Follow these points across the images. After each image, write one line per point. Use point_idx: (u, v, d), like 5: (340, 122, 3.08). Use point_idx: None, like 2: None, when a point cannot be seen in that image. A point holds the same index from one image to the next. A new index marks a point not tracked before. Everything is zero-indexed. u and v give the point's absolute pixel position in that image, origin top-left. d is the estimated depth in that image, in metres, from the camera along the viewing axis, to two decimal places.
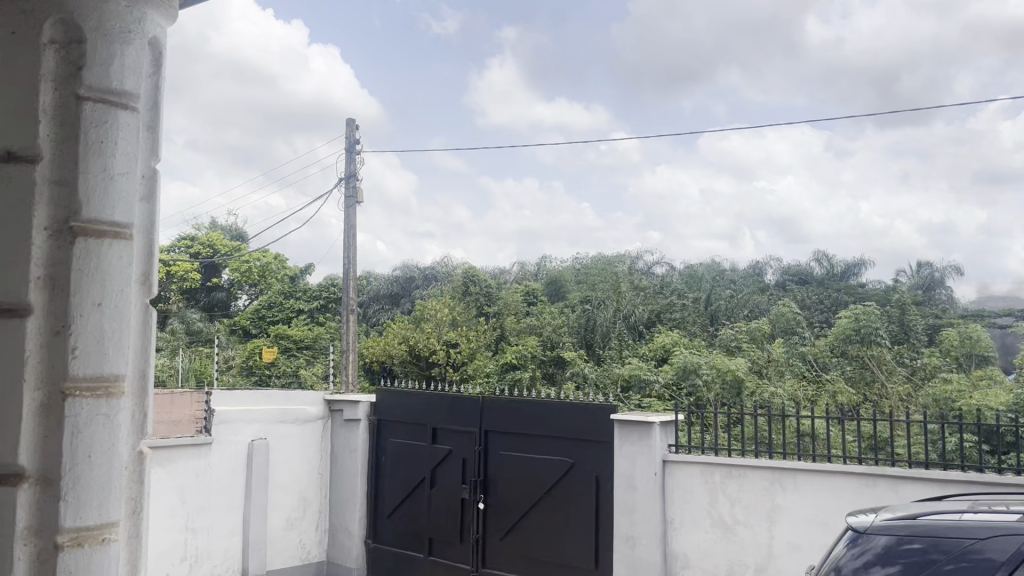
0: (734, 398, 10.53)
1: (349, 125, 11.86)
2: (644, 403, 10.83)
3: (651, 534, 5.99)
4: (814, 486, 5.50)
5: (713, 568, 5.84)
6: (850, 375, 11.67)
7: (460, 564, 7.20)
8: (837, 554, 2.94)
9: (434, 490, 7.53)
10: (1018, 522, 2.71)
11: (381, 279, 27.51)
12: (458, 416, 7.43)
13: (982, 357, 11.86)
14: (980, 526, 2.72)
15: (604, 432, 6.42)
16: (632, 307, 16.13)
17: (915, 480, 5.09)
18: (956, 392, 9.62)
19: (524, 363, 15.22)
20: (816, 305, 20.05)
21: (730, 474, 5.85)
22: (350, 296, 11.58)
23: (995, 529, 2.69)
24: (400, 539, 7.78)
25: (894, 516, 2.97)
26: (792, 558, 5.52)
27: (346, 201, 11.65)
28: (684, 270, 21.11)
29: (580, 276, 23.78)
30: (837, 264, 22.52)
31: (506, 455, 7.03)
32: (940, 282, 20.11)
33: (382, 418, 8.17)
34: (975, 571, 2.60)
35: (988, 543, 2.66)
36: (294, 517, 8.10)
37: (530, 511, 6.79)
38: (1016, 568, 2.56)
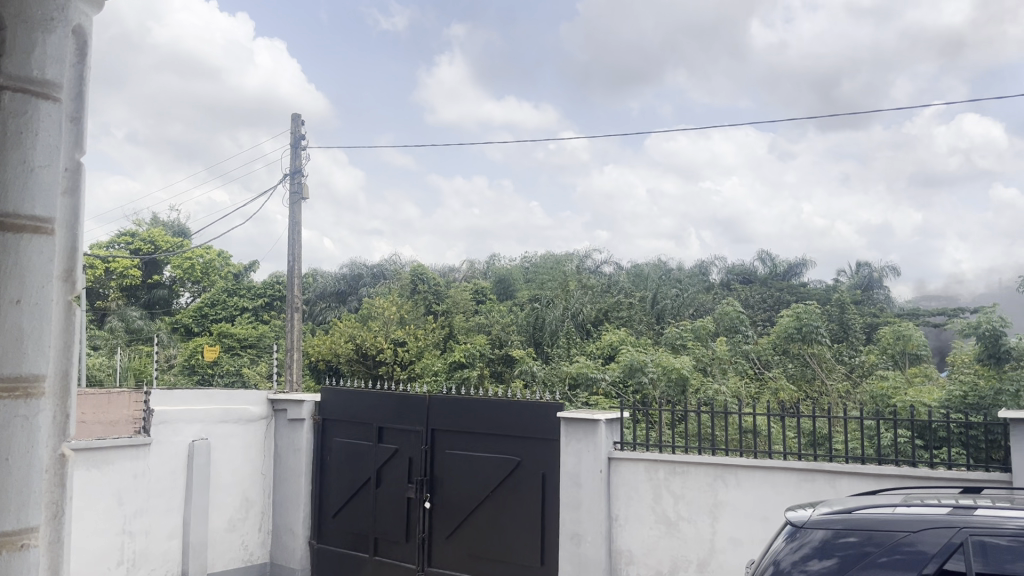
0: (680, 395, 10.65)
1: (295, 120, 11.71)
2: (590, 401, 10.89)
3: (596, 531, 6.02)
4: (755, 482, 5.59)
5: (657, 564, 5.91)
6: (791, 373, 11.88)
7: (405, 564, 7.14)
8: (776, 548, 2.98)
9: (379, 490, 7.46)
10: (948, 514, 2.78)
11: (328, 276, 27.22)
12: (405, 415, 7.37)
13: (916, 355, 12.16)
14: (911, 519, 2.79)
15: (550, 430, 6.44)
16: (580, 305, 16.16)
17: (851, 474, 5.22)
18: (892, 388, 9.88)
19: (472, 362, 15.20)
20: (760, 304, 20.45)
21: (673, 471, 5.92)
22: (294, 293, 11.41)
23: (926, 522, 2.76)
24: (344, 540, 7.69)
25: (831, 510, 3.03)
26: (733, 553, 5.60)
27: (291, 197, 11.49)
28: (630, 270, 21.33)
29: (528, 275, 23.84)
30: (779, 264, 22.95)
31: (452, 454, 7.00)
32: (878, 282, 20.65)
33: (327, 417, 8.07)
34: (908, 563, 2.68)
35: (920, 536, 2.73)
36: (236, 518, 7.96)
37: (476, 510, 6.78)
38: (944, 561, 2.64)
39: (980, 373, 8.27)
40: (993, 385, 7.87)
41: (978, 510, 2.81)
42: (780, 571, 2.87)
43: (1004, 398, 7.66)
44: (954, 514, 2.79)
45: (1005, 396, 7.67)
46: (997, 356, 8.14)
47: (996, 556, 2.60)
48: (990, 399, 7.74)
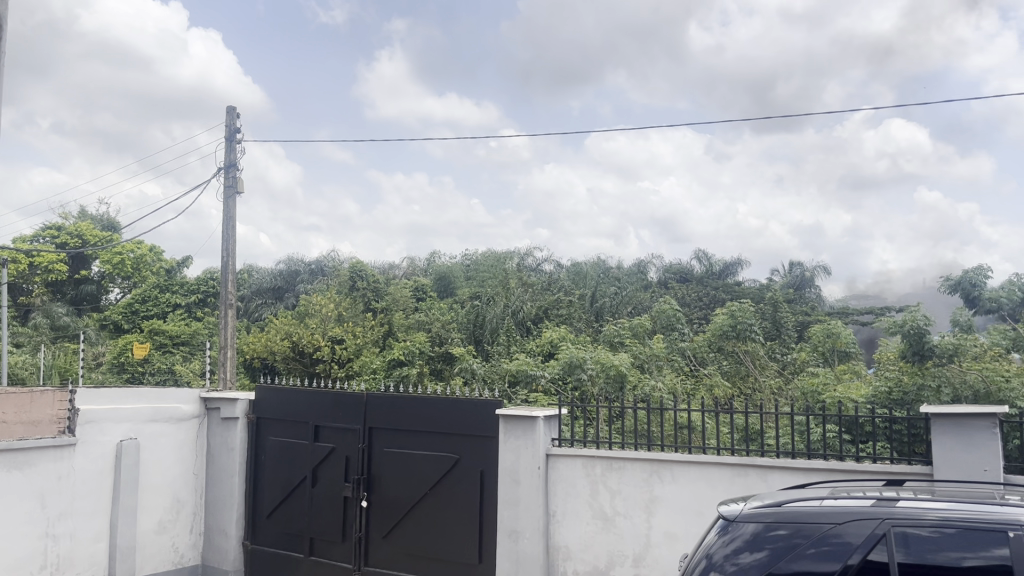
0: (618, 392, 10.74)
1: (230, 113, 11.47)
2: (530, 398, 10.90)
3: (534, 527, 6.04)
4: (689, 477, 5.68)
5: (593, 559, 5.96)
6: (726, 370, 12.12)
7: (341, 564, 7.06)
8: (709, 542, 3.03)
9: (316, 489, 7.35)
10: (872, 507, 2.86)
11: (265, 272, 26.76)
12: (341, 414, 7.29)
13: (845, 352, 12.49)
14: (837, 511, 2.87)
15: (488, 427, 6.44)
16: (520, 303, 16.13)
17: (782, 469, 5.35)
18: (822, 385, 10.14)
19: (411, 360, 15.07)
20: (696, 302, 20.81)
21: (610, 467, 5.99)
22: (228, 290, 11.17)
23: (851, 514, 2.83)
24: (279, 540, 7.57)
25: (761, 504, 3.09)
26: (668, 547, 5.69)
27: (226, 190, 11.25)
28: (570, 267, 21.49)
29: (468, 272, 23.84)
30: (715, 263, 23.39)
31: (389, 452, 6.94)
32: (810, 281, 21.22)
33: (261, 416, 7.94)
34: (834, 554, 2.75)
35: (846, 527, 2.80)
36: (166, 520, 7.76)
37: (413, 509, 6.73)
38: (869, 551, 2.72)
39: (905, 369, 8.52)
40: (917, 381, 8.16)
41: (900, 502, 2.89)
42: (713, 565, 2.92)
43: (927, 394, 7.94)
44: (878, 506, 2.87)
45: (927, 391, 7.95)
46: (921, 352, 8.39)
47: (917, 545, 2.68)
48: (914, 395, 8.04)
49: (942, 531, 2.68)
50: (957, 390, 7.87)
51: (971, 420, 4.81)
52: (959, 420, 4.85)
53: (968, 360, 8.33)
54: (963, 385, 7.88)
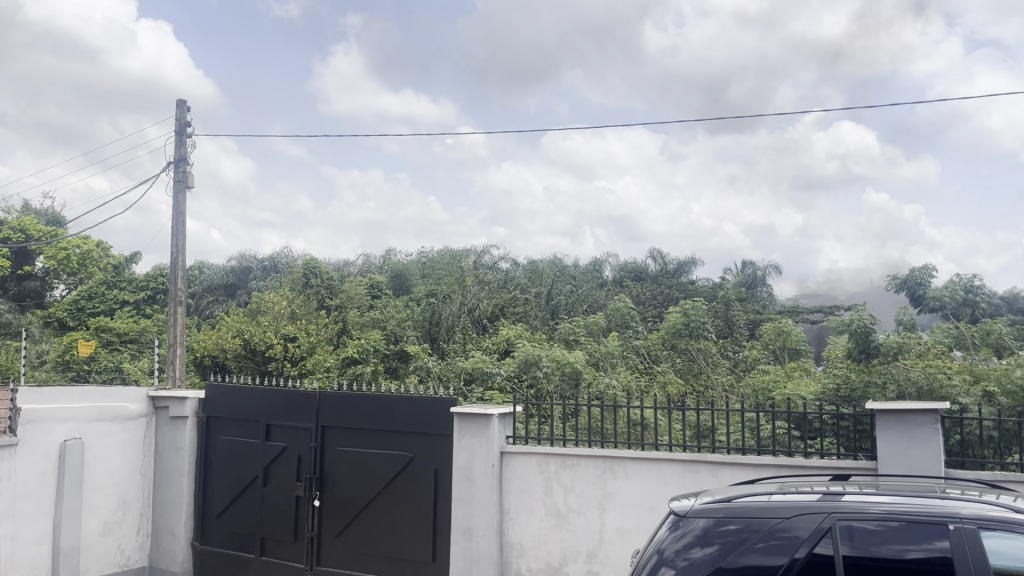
0: (573, 390, 10.77)
1: (180, 106, 11.25)
2: (486, 396, 10.89)
3: (488, 525, 6.04)
4: (642, 473, 5.74)
5: (547, 556, 5.98)
6: (679, 368, 12.25)
7: (293, 564, 6.97)
8: (661, 537, 3.06)
9: (268, 488, 7.25)
10: (819, 501, 2.91)
11: (216, 269, 26.37)
12: (294, 412, 7.20)
13: (795, 349, 12.74)
14: (785, 506, 2.91)
15: (442, 424, 6.42)
16: (476, 301, 16.07)
17: (732, 464, 5.43)
18: (773, 382, 10.30)
19: (366, 358, 14.93)
20: (650, 300, 21.00)
21: (564, 464, 6.02)
22: (178, 287, 10.95)
23: (799, 508, 2.88)
24: (229, 541, 7.46)
25: (711, 499, 3.13)
26: (621, 543, 5.74)
27: (175, 185, 11.03)
28: (526, 266, 21.54)
29: (424, 270, 23.75)
30: (670, 262, 23.64)
31: (342, 450, 6.88)
32: (761, 280, 21.58)
33: (211, 414, 7.81)
34: (782, 548, 2.80)
35: (794, 521, 2.85)
36: (112, 521, 7.60)
37: (366, 508, 6.68)
38: (815, 544, 2.77)
39: (853, 367, 8.68)
40: (864, 378, 8.32)
41: (845, 496, 2.95)
42: (663, 560, 2.95)
43: (873, 391, 8.11)
44: (824, 500, 2.92)
45: (874, 389, 8.12)
46: (867, 350, 8.52)
47: (862, 538, 2.73)
48: (861, 392, 8.19)
49: (887, 524, 2.74)
50: (901, 386, 8.07)
51: (914, 415, 4.94)
52: (902, 415, 4.97)
53: (912, 358, 8.53)
54: (907, 381, 8.08)
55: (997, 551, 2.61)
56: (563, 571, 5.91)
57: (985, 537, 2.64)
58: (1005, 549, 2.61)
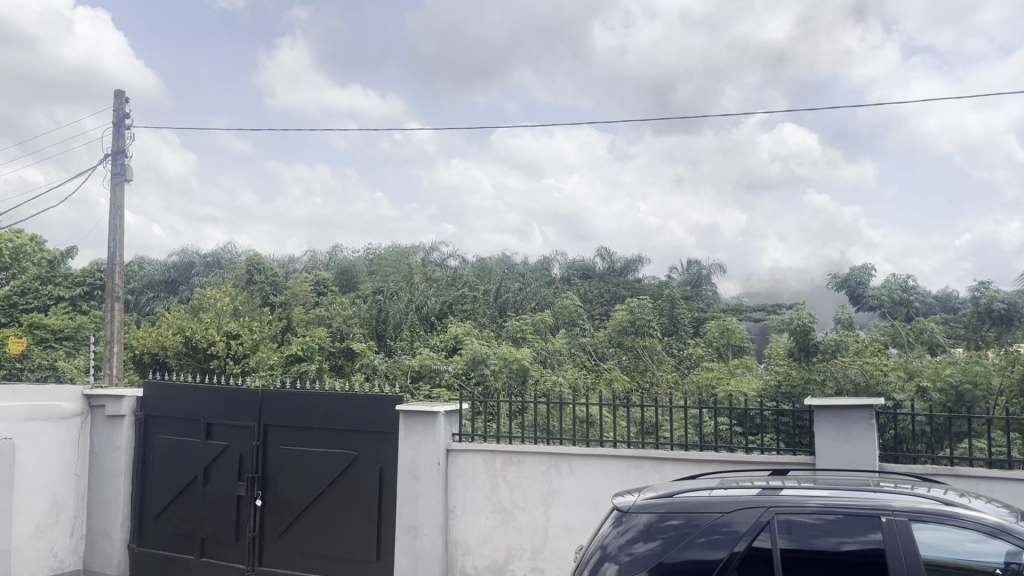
0: (520, 387, 10.77)
1: (119, 97, 10.94)
2: (433, 394, 10.83)
3: (433, 523, 6.00)
4: (586, 469, 5.77)
5: (492, 553, 5.98)
6: (625, 365, 12.34)
7: (234, 564, 6.84)
8: (604, 533, 3.08)
9: (208, 488, 7.09)
10: (758, 495, 2.96)
11: (156, 265, 25.78)
12: (235, 410, 7.06)
13: (738, 346, 12.95)
14: (726, 500, 2.95)
15: (388, 422, 6.37)
16: (424, 298, 15.95)
17: (676, 460, 5.50)
18: (716, 379, 10.45)
19: (310, 356, 14.70)
20: (598, 298, 21.17)
21: (510, 461, 6.02)
22: (115, 282, 10.66)
23: (739, 503, 2.92)
24: (169, 542, 7.28)
25: (654, 495, 3.15)
26: (566, 539, 5.77)
27: (113, 178, 10.73)
28: (475, 263, 21.51)
29: (372, 267, 23.54)
30: (617, 261, 23.84)
31: (285, 449, 6.77)
32: (706, 279, 21.91)
33: (150, 413, 7.62)
34: (722, 543, 2.83)
35: (734, 516, 2.88)
36: (44, 523, 7.36)
37: (310, 507, 6.59)
38: (754, 538, 2.81)
39: (793, 365, 8.82)
40: (804, 375, 8.47)
41: (783, 491, 2.99)
42: (607, 556, 2.97)
43: (812, 387, 8.27)
44: (763, 495, 2.96)
45: (813, 385, 8.27)
46: (807, 348, 8.66)
47: (799, 531, 2.78)
48: (801, 388, 8.35)
49: (825, 517, 2.80)
50: (840, 383, 8.23)
51: (851, 411, 5.06)
52: (839, 411, 5.08)
53: (849, 355, 8.67)
54: (845, 378, 8.25)
55: (928, 542, 2.68)
56: (508, 568, 5.91)
57: (916, 529, 2.71)
58: (935, 540, 2.69)
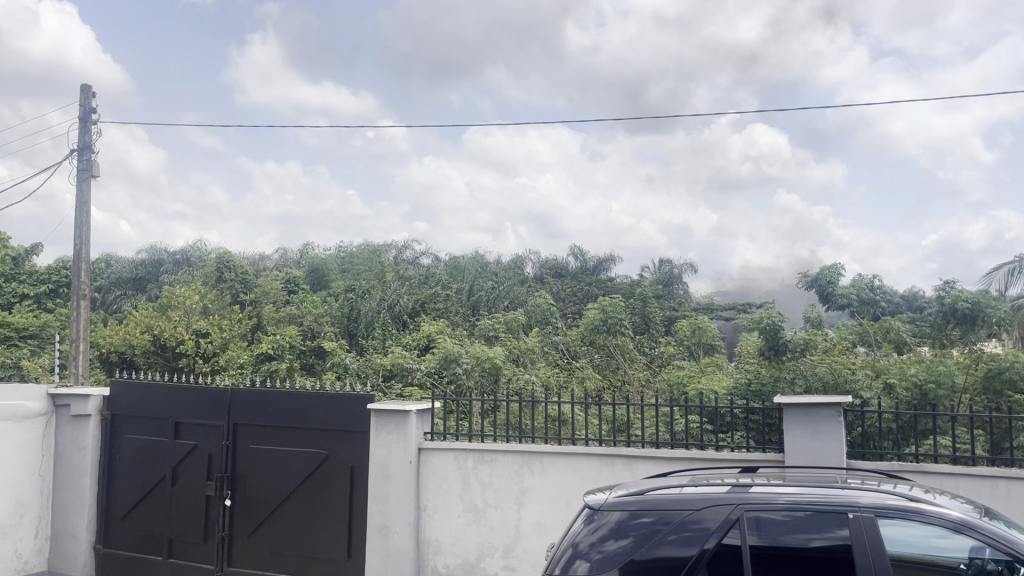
0: (492, 385, 10.76)
1: (85, 92, 10.76)
2: (405, 392, 10.78)
3: (404, 522, 5.98)
4: (558, 467, 5.78)
5: (463, 552, 5.97)
6: (597, 364, 12.38)
7: (203, 565, 6.76)
8: (575, 531, 3.08)
9: (176, 488, 6.99)
10: (728, 493, 2.98)
11: (124, 263, 25.45)
12: (204, 409, 6.97)
13: (709, 345, 13.04)
14: (697, 498, 2.96)
15: (359, 421, 6.33)
16: (396, 296, 15.88)
17: (647, 458, 5.53)
18: (687, 377, 10.51)
19: (281, 354, 14.59)
20: (570, 297, 21.22)
21: (481, 459, 6.01)
22: (82, 280, 10.49)
23: (709, 500, 2.94)
24: (136, 543, 7.17)
25: (625, 492, 3.16)
26: (538, 538, 5.78)
27: (79, 174, 10.56)
28: (447, 262, 21.47)
29: (343, 265, 23.42)
30: (590, 259, 23.91)
31: (255, 449, 6.69)
32: (678, 278, 22.06)
33: (116, 413, 7.48)
34: (693, 540, 2.84)
35: (704, 513, 2.90)
36: (8, 525, 7.23)
37: (280, 506, 6.53)
38: (724, 535, 2.82)
39: (763, 363, 8.89)
40: (774, 373, 8.56)
41: (753, 488, 3.01)
42: (578, 553, 2.98)
43: (782, 386, 8.35)
44: (733, 492, 2.98)
45: (782, 383, 8.35)
46: (777, 347, 8.67)
47: (769, 528, 2.81)
48: (771, 386, 8.42)
49: (794, 514, 2.82)
50: (808, 381, 8.34)
51: (818, 408, 5.11)
52: (807, 408, 5.14)
53: (817, 354, 8.75)
54: (813, 376, 8.37)
55: (894, 538, 2.72)
56: (480, 567, 5.91)
57: (882, 525, 2.74)
58: (901, 536, 2.72)
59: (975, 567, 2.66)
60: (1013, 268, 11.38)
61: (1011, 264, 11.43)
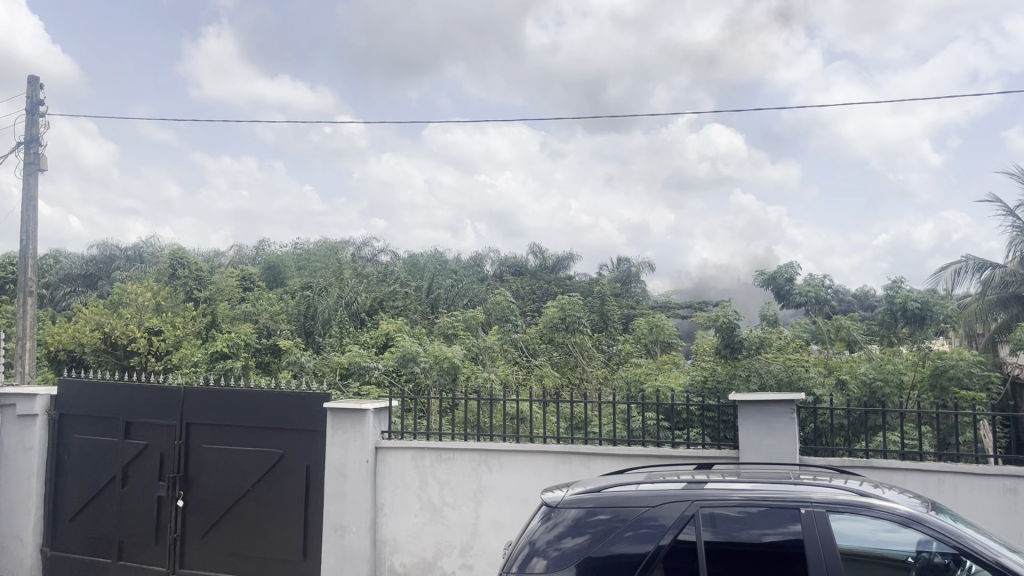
0: (450, 383, 10.71)
1: (33, 83, 10.49)
2: (362, 391, 10.65)
3: (361, 521, 5.93)
4: (516, 465, 5.79)
5: (420, 550, 5.94)
6: (556, 361, 12.42)
7: (154, 567, 6.62)
8: (532, 529, 3.07)
9: (126, 489, 6.83)
10: (685, 489, 3.00)
11: (73, 259, 24.85)
12: (156, 408, 6.82)
13: (666, 342, 13.14)
14: (654, 494, 2.98)
15: (315, 420, 6.26)
16: (354, 294, 15.73)
17: (604, 455, 5.55)
18: (645, 374, 10.57)
19: (236, 353, 14.36)
20: (529, 295, 21.24)
21: (439, 458, 5.99)
22: (28, 276, 10.21)
23: (666, 497, 2.95)
24: (85, 545, 6.99)
25: (582, 490, 3.16)
26: (495, 535, 5.78)
27: (25, 167, 10.28)
28: (406, 259, 21.34)
29: (300, 261, 23.15)
30: (549, 257, 23.94)
31: (209, 448, 6.57)
32: (636, 276, 22.21)
33: (64, 412, 7.27)
34: (649, 537, 2.86)
35: (660, 510, 2.92)
36: None
37: (234, 506, 6.42)
38: (680, 532, 2.84)
39: (719, 361, 8.97)
40: (729, 371, 8.65)
41: (707, 484, 3.04)
42: (535, 551, 2.97)
43: (737, 382, 8.43)
44: (689, 489, 3.01)
45: (738, 380, 8.43)
46: (732, 345, 8.81)
47: (723, 524, 2.83)
48: (726, 384, 8.50)
49: (748, 511, 2.85)
50: (763, 378, 8.42)
51: (773, 406, 5.18)
52: (763, 407, 5.20)
53: (772, 351, 8.87)
54: (768, 373, 8.46)
55: (844, 533, 2.76)
56: (437, 565, 5.89)
57: (833, 520, 2.78)
58: (852, 531, 2.76)
59: (922, 560, 2.72)
60: (960, 267, 11.67)
61: (958, 264, 11.71)
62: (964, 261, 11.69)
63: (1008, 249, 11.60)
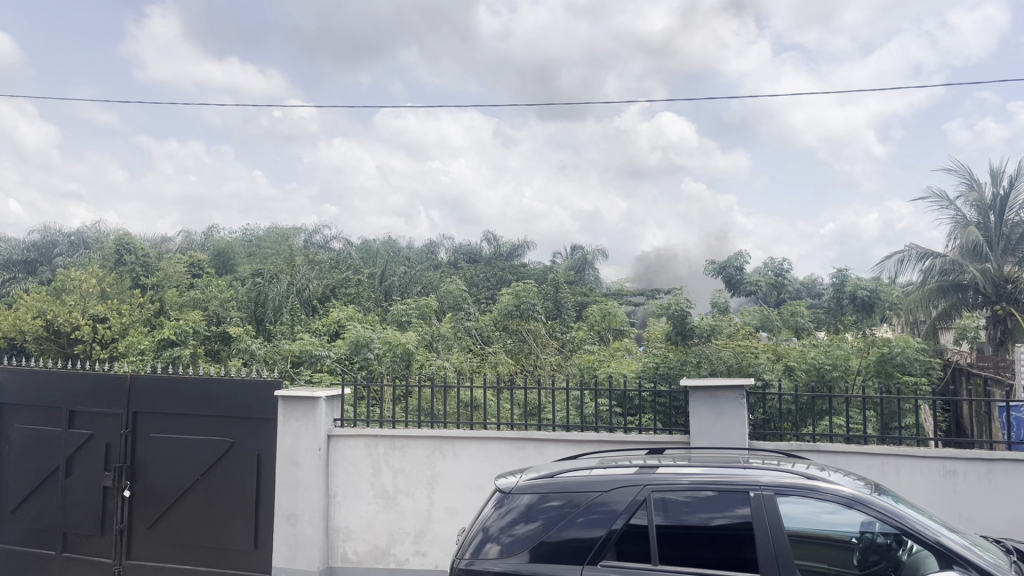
0: (404, 371, 10.60)
1: None
2: (314, 378, 10.53)
3: (313, 509, 5.88)
4: (470, 451, 5.80)
5: (374, 539, 5.92)
6: (510, 350, 12.33)
7: (99, 559, 6.47)
8: (486, 515, 3.07)
9: (70, 480, 6.64)
10: (636, 474, 3.02)
11: (13, 245, 24.14)
12: (100, 397, 6.64)
13: (619, 330, 13.24)
14: (605, 479, 3.00)
15: (267, 408, 6.17)
16: (305, 281, 15.50)
17: (558, 441, 5.61)
18: (597, 361, 10.61)
19: (184, 340, 14.12)
20: (483, 282, 21.24)
21: (393, 445, 5.96)
22: None
23: (618, 481, 2.97)
24: (28, 538, 6.80)
25: (536, 475, 3.17)
26: (449, 522, 5.79)
27: None
28: (360, 245, 21.09)
29: (251, 248, 22.79)
30: (503, 244, 23.93)
31: (156, 438, 6.44)
32: (590, 264, 22.36)
33: (5, 402, 7.05)
34: (602, 521, 2.88)
35: (613, 494, 2.94)
36: None
37: (183, 496, 6.31)
38: (632, 516, 2.87)
39: (670, 348, 9.05)
40: (680, 357, 8.71)
41: (659, 469, 3.08)
42: (489, 537, 2.98)
43: (688, 369, 8.48)
44: (640, 473, 3.03)
45: (688, 366, 8.49)
46: (683, 332, 8.89)
47: (673, 508, 2.87)
48: (677, 369, 8.56)
49: (697, 494, 2.89)
50: (713, 364, 8.47)
51: (723, 392, 5.25)
52: (713, 392, 5.27)
53: (722, 338, 8.99)
54: (717, 360, 8.52)
55: (791, 516, 2.81)
56: (390, 553, 5.88)
57: (781, 503, 2.83)
58: (799, 513, 2.81)
59: (866, 540, 2.80)
60: (903, 257, 11.94)
61: (902, 253, 11.98)
62: (908, 250, 11.96)
63: (947, 240, 11.91)
